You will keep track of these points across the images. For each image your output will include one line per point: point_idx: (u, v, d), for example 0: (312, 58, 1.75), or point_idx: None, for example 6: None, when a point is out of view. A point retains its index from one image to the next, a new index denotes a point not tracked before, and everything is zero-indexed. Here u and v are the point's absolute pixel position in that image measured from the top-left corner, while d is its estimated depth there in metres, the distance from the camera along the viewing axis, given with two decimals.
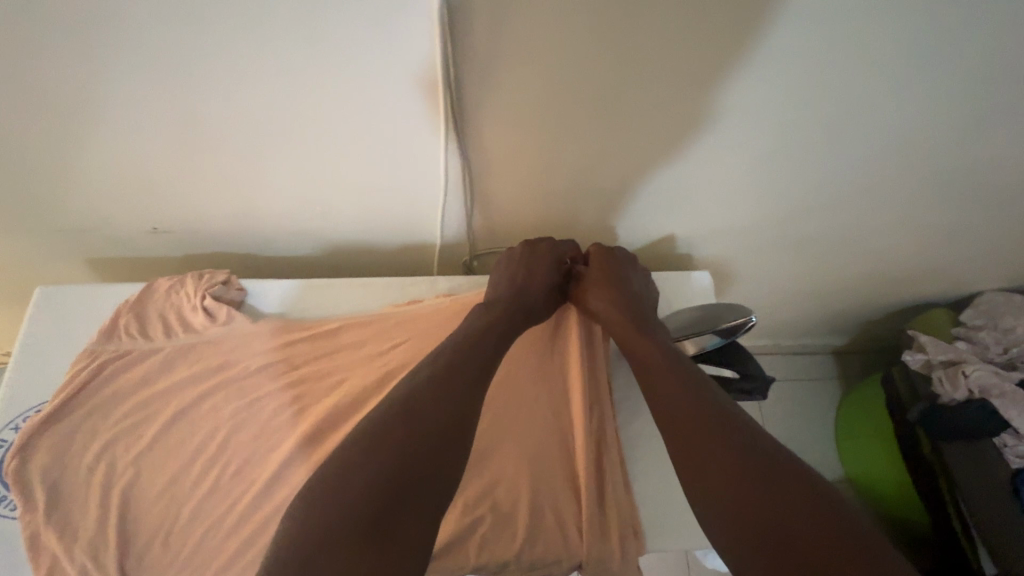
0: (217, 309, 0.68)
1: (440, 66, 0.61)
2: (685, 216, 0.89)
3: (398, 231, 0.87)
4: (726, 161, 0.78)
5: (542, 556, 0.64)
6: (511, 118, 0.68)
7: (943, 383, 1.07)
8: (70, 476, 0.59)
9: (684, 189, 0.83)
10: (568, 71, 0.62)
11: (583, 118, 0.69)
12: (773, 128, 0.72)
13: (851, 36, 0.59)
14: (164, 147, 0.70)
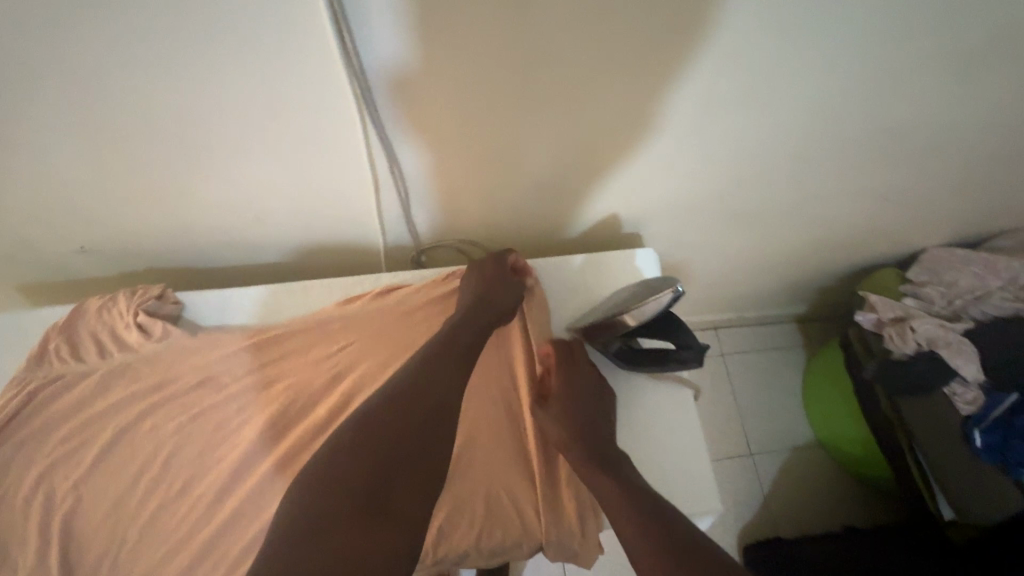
0: (150, 325, 0.66)
1: (342, 58, 0.57)
2: (629, 193, 0.88)
3: (340, 229, 0.85)
4: (660, 137, 0.77)
5: (501, 541, 0.63)
6: (425, 113, 0.66)
7: (893, 338, 1.10)
8: (7, 508, 0.58)
9: (623, 167, 0.81)
10: (473, 65, 0.60)
11: (498, 108, 0.67)
12: (700, 104, 0.71)
13: (764, 11, 0.58)
14: (71, 164, 0.66)
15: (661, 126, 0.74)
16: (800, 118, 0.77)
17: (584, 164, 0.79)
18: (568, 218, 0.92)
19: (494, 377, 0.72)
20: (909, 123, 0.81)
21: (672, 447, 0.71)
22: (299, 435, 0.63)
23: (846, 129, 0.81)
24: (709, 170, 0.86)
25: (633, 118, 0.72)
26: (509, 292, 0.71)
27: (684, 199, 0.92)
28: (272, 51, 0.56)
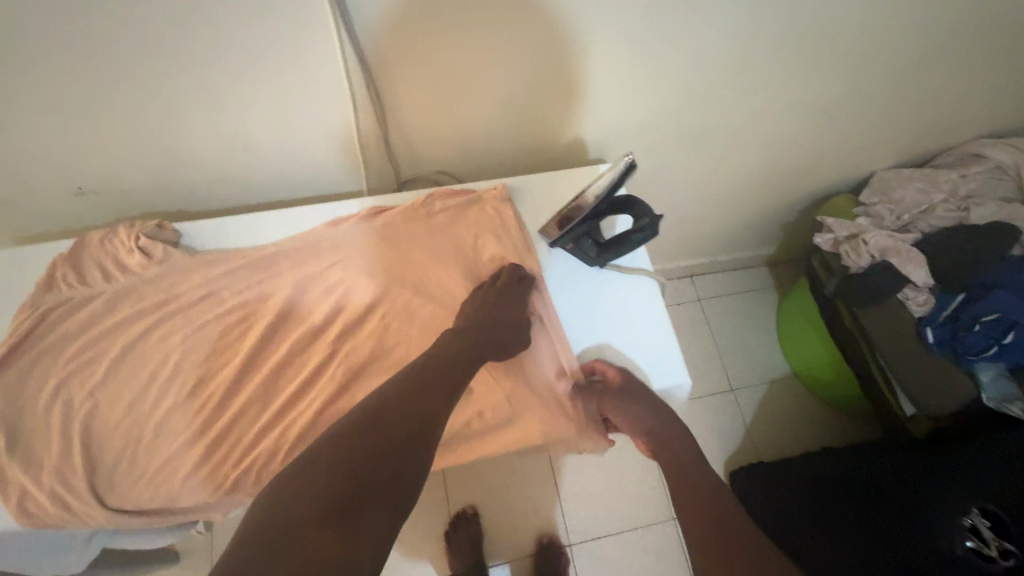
0: (152, 248, 0.70)
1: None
2: (594, 116, 0.94)
3: (324, 170, 0.89)
4: (624, 55, 0.83)
5: (490, 420, 0.69)
6: (396, 34, 0.70)
7: (849, 255, 1.18)
8: (28, 416, 0.62)
9: (589, 87, 0.87)
10: None
11: (462, 26, 0.72)
12: (650, 16, 0.77)
13: None
14: (64, 104, 0.69)
15: (621, 41, 0.80)
16: (745, 24, 0.82)
17: (556, 85, 0.85)
18: (540, 146, 0.98)
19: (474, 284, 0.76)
20: (848, 22, 0.88)
21: (647, 336, 0.76)
22: (300, 335, 0.69)
23: (787, 35, 0.87)
24: (666, 86, 0.91)
25: (595, 31, 0.77)
26: (512, 307, 0.71)
27: (642, 121, 0.98)
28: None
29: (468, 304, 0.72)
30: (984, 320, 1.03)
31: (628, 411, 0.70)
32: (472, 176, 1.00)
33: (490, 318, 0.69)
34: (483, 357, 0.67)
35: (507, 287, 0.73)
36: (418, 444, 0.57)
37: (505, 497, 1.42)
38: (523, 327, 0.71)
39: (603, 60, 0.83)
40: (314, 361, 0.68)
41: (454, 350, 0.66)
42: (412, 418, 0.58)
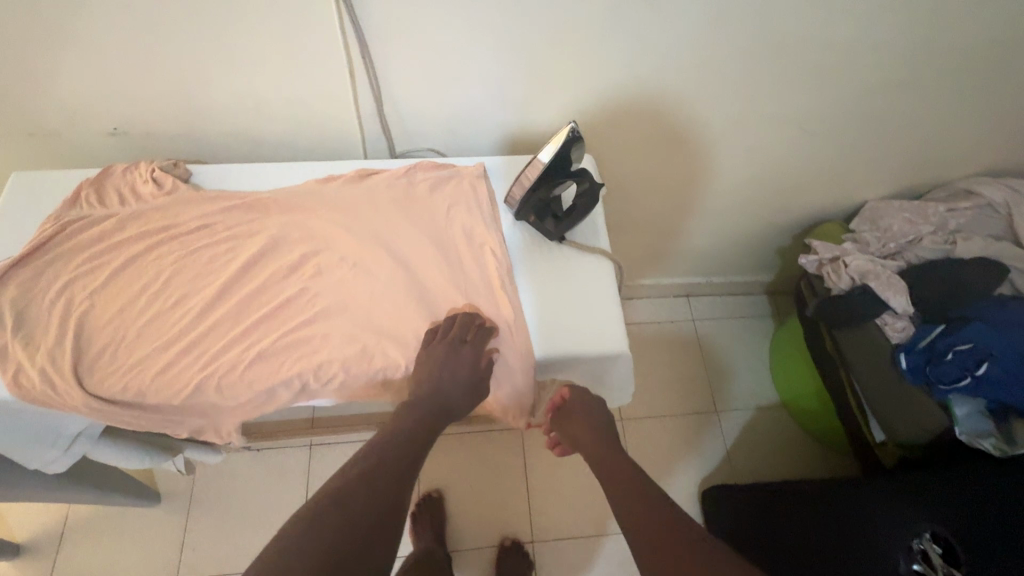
0: (164, 180, 0.81)
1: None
2: (576, 108, 1.00)
3: (328, 138, 0.99)
4: (605, 52, 0.90)
5: None
6: (395, 15, 0.79)
7: (830, 276, 1.20)
8: (36, 306, 0.72)
9: (572, 80, 0.94)
10: None
11: (454, 15, 0.81)
12: (627, 21, 0.84)
13: None
14: (109, 53, 0.81)
15: (600, 37, 0.87)
16: (719, 32, 0.88)
17: (540, 74, 0.92)
18: (526, 136, 1.05)
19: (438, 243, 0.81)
20: (828, 41, 0.91)
21: (598, 311, 0.80)
22: (275, 268, 0.77)
23: (764, 47, 0.91)
24: (647, 85, 0.97)
25: (574, 21, 0.84)
26: (463, 363, 0.72)
27: (624, 120, 1.04)
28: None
29: (420, 367, 0.73)
30: (957, 349, 1.01)
31: (578, 429, 0.79)
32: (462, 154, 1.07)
33: (441, 386, 0.72)
34: (435, 426, 0.73)
35: (452, 348, 0.72)
36: (385, 520, 0.59)
37: (474, 485, 1.44)
38: (473, 386, 0.75)
39: (585, 53, 0.89)
40: (286, 293, 0.75)
41: (409, 430, 0.71)
42: (377, 496, 0.61)
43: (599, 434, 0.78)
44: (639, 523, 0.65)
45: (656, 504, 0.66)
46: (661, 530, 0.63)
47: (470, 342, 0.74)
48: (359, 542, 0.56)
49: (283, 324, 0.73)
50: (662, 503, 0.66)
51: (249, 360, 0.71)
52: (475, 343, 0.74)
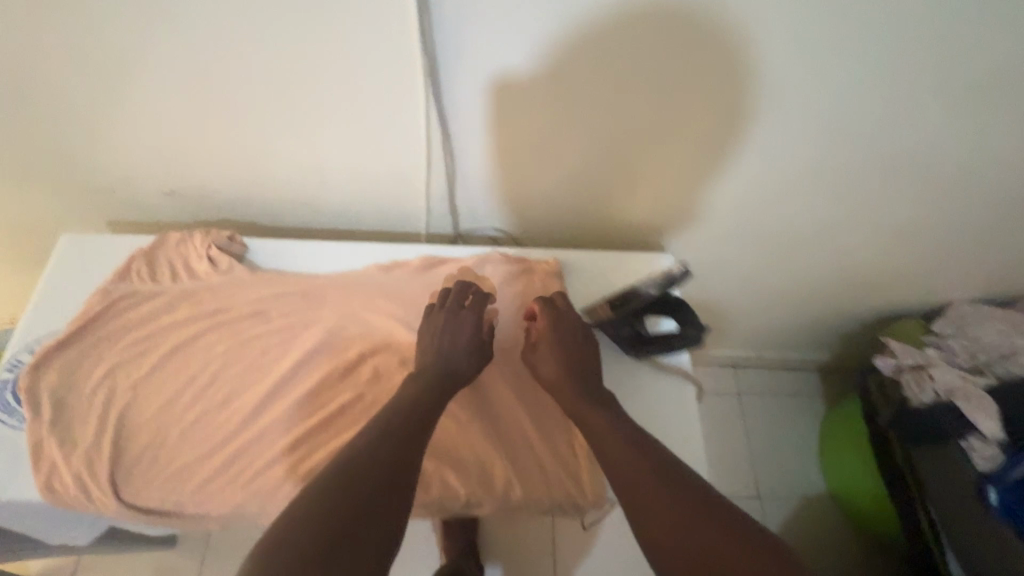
0: (220, 258, 0.75)
1: (419, 25, 0.62)
2: (609, 96, 0.70)
3: (391, 211, 0.93)
4: (678, 12, 0.59)
5: (522, 497, 0.66)
6: (485, 103, 0.72)
7: (910, 384, 1.10)
8: (74, 396, 0.67)
9: (617, 48, 0.63)
10: (524, 66, 0.67)
11: (545, 112, 0.73)
12: (740, 136, 0.75)
13: (815, 43, 0.61)
14: (174, 116, 0.76)
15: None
16: (848, 149, 0.75)
17: (572, 38, 0.63)
18: (529, 131, 0.76)
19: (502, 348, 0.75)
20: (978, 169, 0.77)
21: (679, 444, 0.72)
22: (330, 370, 0.70)
23: (890, 168, 0.79)
24: (721, 72, 0.65)
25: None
26: (466, 325, 0.69)
27: (670, 120, 0.73)
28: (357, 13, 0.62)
29: (422, 336, 0.70)
30: None
31: (557, 356, 0.69)
32: (529, 240, 0.98)
33: (446, 355, 0.67)
34: (445, 396, 0.64)
35: (452, 311, 0.70)
36: (400, 481, 0.51)
37: None
38: (478, 351, 0.69)
39: (648, 21, 0.60)
40: (341, 400, 0.69)
41: (412, 396, 0.61)
42: (381, 464, 0.51)
43: (586, 372, 0.68)
44: (647, 516, 0.53)
45: (664, 481, 0.55)
46: (676, 523, 0.51)
47: (472, 302, 0.72)
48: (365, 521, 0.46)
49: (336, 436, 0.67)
50: (673, 480, 0.55)
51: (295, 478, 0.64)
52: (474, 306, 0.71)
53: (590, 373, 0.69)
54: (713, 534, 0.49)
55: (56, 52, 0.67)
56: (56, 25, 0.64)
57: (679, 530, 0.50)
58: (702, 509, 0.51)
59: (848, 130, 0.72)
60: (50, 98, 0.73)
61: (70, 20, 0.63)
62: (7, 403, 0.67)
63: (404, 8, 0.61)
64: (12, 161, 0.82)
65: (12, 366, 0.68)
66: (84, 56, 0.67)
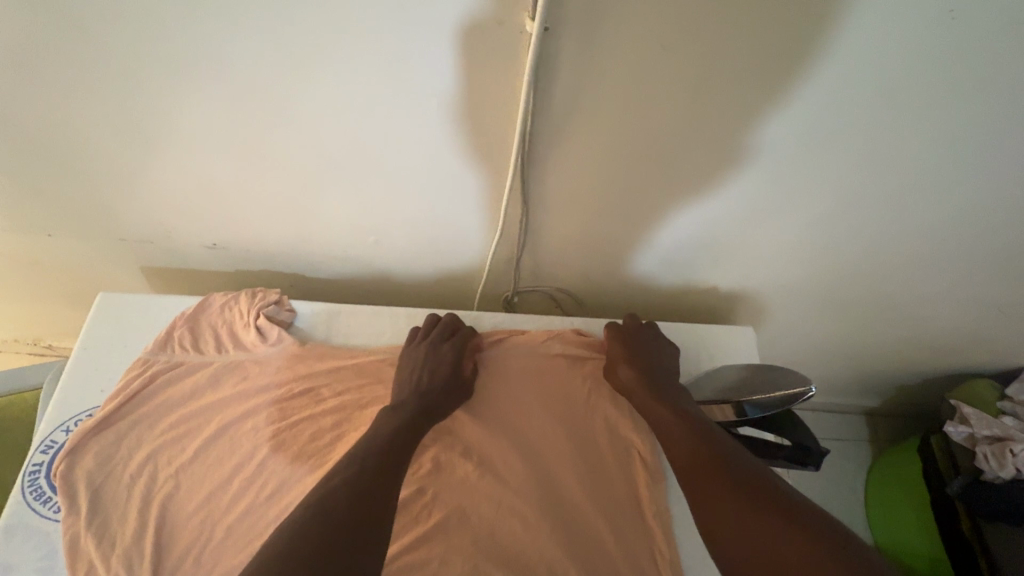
0: (268, 329, 0.71)
1: (519, 114, 0.59)
2: (706, 166, 0.66)
3: (445, 269, 0.87)
4: (811, 82, 0.56)
5: None
6: (576, 168, 0.67)
7: (988, 459, 1.00)
8: (112, 484, 0.62)
9: (735, 113, 0.59)
10: (629, 139, 0.63)
11: (639, 182, 0.69)
12: (840, 199, 0.70)
13: (946, 100, 0.56)
14: (224, 171, 0.71)
15: (816, 67, 0.54)
16: (953, 206, 0.70)
17: (684, 101, 0.58)
18: (599, 191, 0.71)
19: (568, 421, 0.71)
20: None
21: None
22: None
23: (995, 225, 0.73)
24: (837, 152, 0.63)
25: (782, 50, 0.53)
26: (446, 357, 0.71)
27: (758, 194, 0.70)
28: (448, 92, 0.59)
29: (401, 367, 0.70)
30: None
31: (633, 358, 0.72)
32: (585, 310, 0.95)
33: (422, 390, 0.67)
34: (420, 427, 0.64)
35: (434, 343, 0.72)
36: (387, 480, 0.56)
37: None
38: (456, 385, 0.70)
39: (779, 90, 0.56)
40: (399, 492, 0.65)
41: (395, 426, 0.62)
42: (373, 476, 0.55)
43: (657, 372, 0.71)
44: (708, 505, 0.54)
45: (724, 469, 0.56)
46: (733, 511, 0.52)
47: (455, 334, 0.74)
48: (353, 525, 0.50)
49: (397, 535, 0.63)
50: (734, 466, 0.56)
51: None
52: (456, 337, 0.73)
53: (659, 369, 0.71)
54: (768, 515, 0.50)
55: (107, 107, 0.63)
56: (126, 94, 0.61)
57: (738, 516, 0.52)
58: (747, 489, 0.53)
59: (954, 194, 0.68)
60: (96, 152, 0.69)
61: (144, 91, 0.61)
62: (41, 490, 0.62)
63: (500, 91, 0.58)
64: (54, 213, 0.79)
65: (46, 448, 0.65)
66: (149, 122, 0.64)
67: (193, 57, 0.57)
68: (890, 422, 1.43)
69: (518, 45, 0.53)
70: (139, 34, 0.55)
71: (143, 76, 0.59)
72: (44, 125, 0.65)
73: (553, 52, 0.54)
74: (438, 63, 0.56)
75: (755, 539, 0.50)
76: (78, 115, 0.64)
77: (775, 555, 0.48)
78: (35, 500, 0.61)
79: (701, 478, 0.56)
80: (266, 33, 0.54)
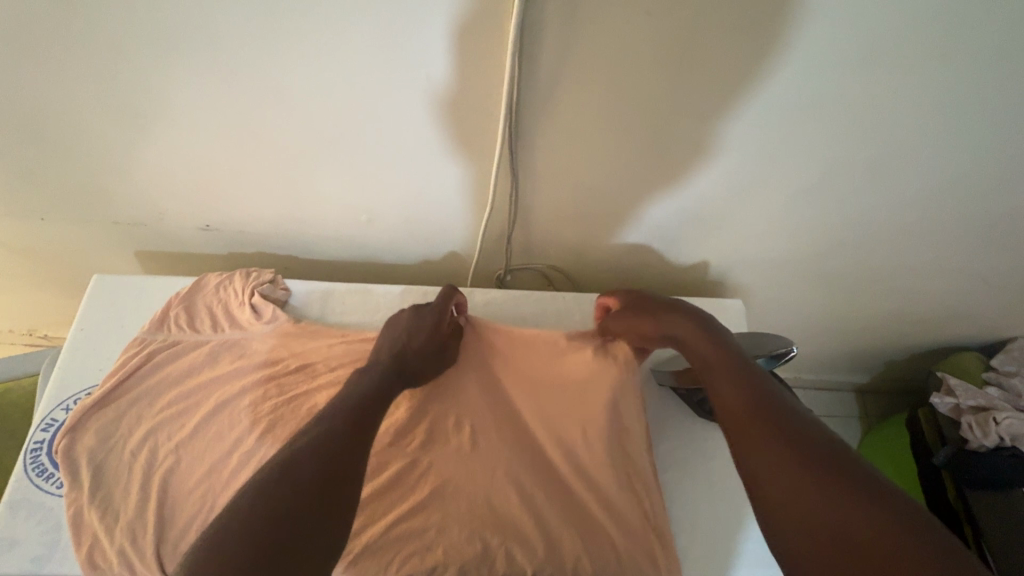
0: (263, 307, 0.71)
1: (506, 89, 0.60)
2: (694, 138, 0.67)
3: (437, 248, 0.88)
4: (796, 54, 0.56)
5: (589, 558, 0.62)
6: (564, 142, 0.68)
7: (973, 428, 1.03)
8: (114, 459, 0.63)
9: (729, 77, 0.59)
10: (617, 109, 0.63)
11: (629, 153, 0.69)
12: (826, 172, 0.72)
13: (926, 72, 0.57)
14: (214, 152, 0.71)
15: (801, 40, 0.55)
16: (934, 179, 0.72)
17: (671, 71, 0.58)
18: (590, 165, 0.71)
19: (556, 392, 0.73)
20: None
21: None
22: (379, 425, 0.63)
23: (976, 197, 0.75)
24: (822, 123, 0.64)
25: (767, 15, 0.53)
26: (426, 321, 0.71)
27: (746, 167, 0.71)
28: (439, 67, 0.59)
29: (383, 329, 0.71)
30: None
31: (664, 311, 0.68)
32: (576, 288, 0.96)
33: (400, 350, 0.67)
34: (397, 388, 0.65)
35: (417, 308, 0.72)
36: (359, 430, 0.55)
37: None
38: (435, 349, 0.70)
39: (763, 62, 0.57)
40: (394, 463, 0.67)
41: (372, 393, 0.61)
42: (348, 442, 0.53)
43: (693, 321, 0.66)
44: (758, 473, 0.51)
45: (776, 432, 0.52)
46: (785, 475, 0.49)
47: (448, 305, 0.73)
48: (324, 502, 0.47)
49: (394, 505, 0.65)
50: (784, 424, 0.52)
51: (351, 554, 0.61)
52: (440, 304, 0.72)
53: (695, 318, 0.67)
54: (827, 484, 0.47)
55: (95, 89, 0.63)
56: (112, 74, 0.61)
57: (794, 484, 0.48)
58: (804, 453, 0.49)
59: (935, 167, 0.70)
60: (85, 134, 0.68)
61: (131, 72, 0.60)
62: (43, 467, 0.63)
63: (489, 66, 0.58)
64: (46, 197, 0.79)
65: (46, 427, 0.65)
66: (136, 104, 0.64)
67: (179, 38, 0.57)
68: (878, 396, 1.46)
69: (506, 24, 0.54)
70: (126, 15, 0.54)
71: (130, 56, 0.59)
72: (30, 107, 0.65)
73: (540, 27, 0.54)
74: (428, 36, 0.56)
75: (815, 504, 0.46)
76: (66, 97, 0.64)
77: (833, 523, 0.45)
78: (37, 476, 0.62)
79: (751, 442, 0.53)
80: (252, 11, 0.54)
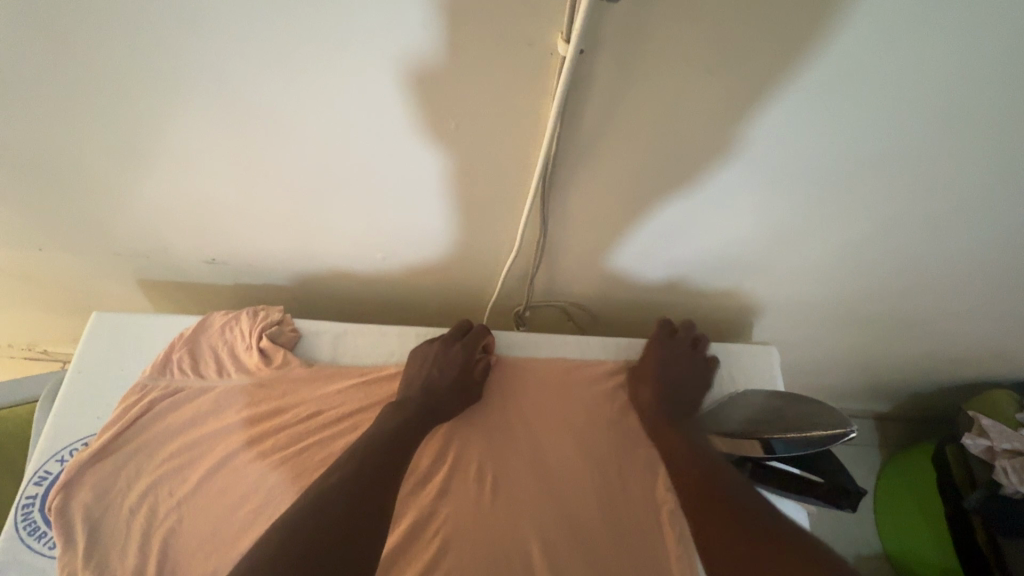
0: (273, 352, 0.68)
1: (546, 135, 0.55)
2: (738, 185, 0.63)
3: (455, 282, 0.84)
4: (863, 105, 0.51)
5: None
6: (601, 185, 0.63)
7: (1007, 473, 0.96)
8: (111, 517, 0.59)
9: (785, 128, 0.55)
10: (656, 156, 0.59)
11: (666, 198, 0.65)
12: (876, 217, 0.67)
13: (1002, 125, 0.52)
14: (224, 187, 0.67)
15: (870, 91, 0.50)
16: (992, 224, 0.67)
17: (719, 121, 0.54)
18: (625, 207, 0.67)
19: (581, 444, 0.68)
20: None
21: None
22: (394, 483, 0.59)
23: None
24: (879, 172, 0.60)
25: (830, 78, 0.49)
26: (456, 360, 0.69)
27: (791, 212, 0.66)
28: (468, 112, 0.54)
29: (410, 363, 0.69)
30: None
31: (658, 380, 0.71)
32: (599, 323, 0.92)
33: (428, 391, 0.65)
34: (414, 443, 0.60)
35: (446, 343, 0.71)
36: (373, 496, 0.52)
37: None
38: (463, 388, 0.68)
39: (827, 112, 0.52)
40: (408, 519, 0.63)
41: (393, 451, 0.58)
42: (364, 510, 0.50)
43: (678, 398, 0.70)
44: (711, 554, 0.56)
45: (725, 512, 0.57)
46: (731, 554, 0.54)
47: (478, 343, 0.72)
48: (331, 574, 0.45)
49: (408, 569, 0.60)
50: (730, 504, 0.57)
51: None
52: (469, 340, 0.72)
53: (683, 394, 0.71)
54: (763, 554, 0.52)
55: (97, 122, 0.58)
56: (117, 108, 0.57)
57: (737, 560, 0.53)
58: (743, 530, 0.54)
59: (995, 214, 0.65)
60: (86, 167, 0.65)
61: (136, 106, 0.56)
62: (35, 525, 0.59)
63: (521, 109, 0.54)
64: (45, 227, 0.75)
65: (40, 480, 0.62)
66: (142, 138, 0.60)
67: (192, 74, 0.52)
68: (902, 426, 1.41)
69: (546, 67, 0.49)
70: (132, 51, 0.50)
71: (136, 94, 0.55)
72: (27, 140, 0.61)
73: (585, 73, 0.50)
74: (457, 81, 0.51)
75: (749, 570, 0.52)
76: (68, 132, 0.60)
77: None
78: (30, 535, 0.59)
79: (704, 524, 0.57)
80: (269, 49, 0.50)
